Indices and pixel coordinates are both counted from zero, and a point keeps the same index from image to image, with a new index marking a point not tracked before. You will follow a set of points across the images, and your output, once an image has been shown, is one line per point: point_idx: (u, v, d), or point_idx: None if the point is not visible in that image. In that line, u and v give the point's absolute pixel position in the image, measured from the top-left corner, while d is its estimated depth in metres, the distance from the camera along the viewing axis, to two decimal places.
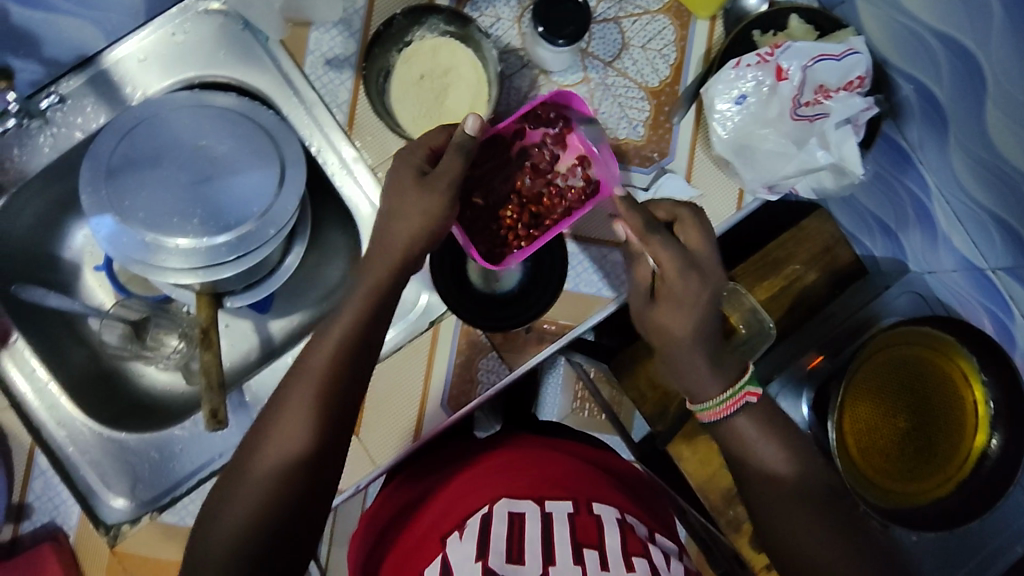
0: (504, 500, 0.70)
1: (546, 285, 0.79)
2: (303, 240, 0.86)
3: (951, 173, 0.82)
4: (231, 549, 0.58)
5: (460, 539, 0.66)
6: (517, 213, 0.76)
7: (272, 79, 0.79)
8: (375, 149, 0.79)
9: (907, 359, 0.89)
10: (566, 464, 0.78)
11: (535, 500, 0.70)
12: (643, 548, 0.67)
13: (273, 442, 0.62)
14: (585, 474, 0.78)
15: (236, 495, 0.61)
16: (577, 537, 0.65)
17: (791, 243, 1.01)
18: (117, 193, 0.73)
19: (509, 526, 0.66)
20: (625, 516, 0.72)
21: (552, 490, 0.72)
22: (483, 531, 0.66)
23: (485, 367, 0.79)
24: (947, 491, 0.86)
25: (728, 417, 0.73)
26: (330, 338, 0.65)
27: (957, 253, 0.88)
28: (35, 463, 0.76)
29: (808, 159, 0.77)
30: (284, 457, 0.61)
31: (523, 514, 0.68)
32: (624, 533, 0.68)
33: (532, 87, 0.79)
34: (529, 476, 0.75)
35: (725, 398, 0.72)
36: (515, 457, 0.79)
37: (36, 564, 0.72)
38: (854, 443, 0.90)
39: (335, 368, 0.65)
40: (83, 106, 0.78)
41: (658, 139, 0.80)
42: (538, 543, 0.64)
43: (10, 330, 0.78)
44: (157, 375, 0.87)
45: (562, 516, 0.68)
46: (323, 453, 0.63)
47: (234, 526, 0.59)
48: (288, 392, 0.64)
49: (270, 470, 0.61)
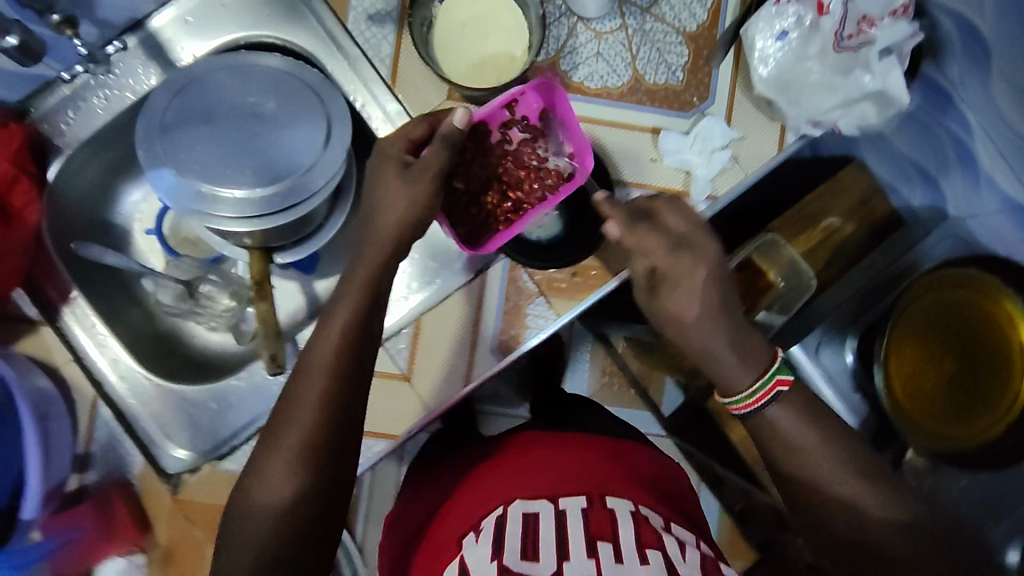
0: (518, 501, 0.70)
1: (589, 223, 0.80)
2: (348, 197, 0.86)
3: (994, 105, 0.88)
4: (283, 489, 0.63)
5: (475, 542, 0.65)
6: (498, 197, 0.76)
7: (315, 38, 0.81)
8: (417, 101, 0.81)
9: (953, 303, 0.89)
10: (590, 464, 0.76)
11: (550, 500, 0.69)
12: (658, 539, 0.63)
13: (302, 405, 0.65)
14: (607, 472, 0.75)
15: (282, 440, 0.65)
16: (589, 531, 0.63)
17: (826, 195, 0.94)
18: (171, 149, 0.74)
19: (522, 528, 0.65)
20: (640, 509, 0.69)
21: (569, 489, 0.71)
22: (497, 533, 0.65)
23: (533, 313, 0.80)
24: (997, 433, 0.85)
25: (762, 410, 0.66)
26: (344, 315, 0.68)
27: (1002, 193, 0.91)
28: (97, 414, 0.78)
29: (854, 90, 0.77)
30: (315, 421, 0.65)
31: (537, 514, 0.66)
32: (637, 525, 0.65)
33: (571, 35, 0.80)
34: (549, 478, 0.73)
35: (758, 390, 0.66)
36: (541, 459, 0.78)
37: (105, 508, 0.75)
38: (900, 387, 0.90)
39: (353, 332, 0.67)
40: (134, 68, 0.80)
41: (697, 82, 0.80)
42: (553, 542, 0.63)
43: (69, 289, 0.80)
44: (208, 335, 0.89)
45: (577, 512, 0.67)
46: (347, 411, 0.67)
47: (283, 468, 0.64)
48: (311, 361, 0.67)
49: (303, 432, 0.65)
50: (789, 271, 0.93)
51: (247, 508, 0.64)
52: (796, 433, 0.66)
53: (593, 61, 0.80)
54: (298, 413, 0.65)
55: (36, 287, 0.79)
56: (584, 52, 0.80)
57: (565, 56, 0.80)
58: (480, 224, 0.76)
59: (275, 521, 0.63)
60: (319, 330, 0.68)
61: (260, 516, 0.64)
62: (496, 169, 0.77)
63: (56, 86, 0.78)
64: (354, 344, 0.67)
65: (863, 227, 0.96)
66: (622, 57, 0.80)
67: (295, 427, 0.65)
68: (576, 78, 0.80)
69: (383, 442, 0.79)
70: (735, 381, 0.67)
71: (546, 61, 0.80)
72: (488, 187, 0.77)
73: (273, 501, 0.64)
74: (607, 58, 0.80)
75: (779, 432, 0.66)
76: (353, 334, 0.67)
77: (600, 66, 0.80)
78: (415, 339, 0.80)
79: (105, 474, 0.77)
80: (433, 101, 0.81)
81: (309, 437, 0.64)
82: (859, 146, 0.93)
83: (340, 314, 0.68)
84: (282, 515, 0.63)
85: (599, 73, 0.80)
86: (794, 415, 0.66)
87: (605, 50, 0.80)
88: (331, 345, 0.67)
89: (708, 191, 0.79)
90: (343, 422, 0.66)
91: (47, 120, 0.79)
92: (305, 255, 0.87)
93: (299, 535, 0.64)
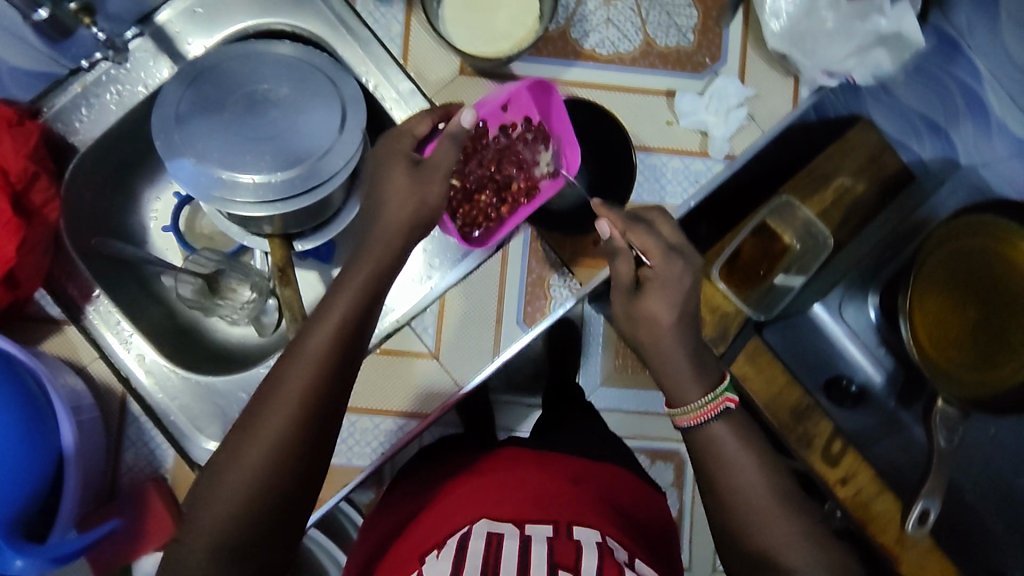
0: (482, 521, 0.71)
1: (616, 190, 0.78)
2: (364, 181, 0.86)
3: (1005, 53, 0.89)
4: (260, 481, 0.59)
5: (437, 555, 0.67)
6: (490, 196, 0.79)
7: (324, 22, 0.80)
8: (430, 79, 0.81)
9: (974, 251, 0.89)
10: (558, 486, 0.79)
11: (515, 523, 0.71)
12: (620, 570, 0.65)
13: (290, 380, 0.61)
14: (574, 496, 0.78)
15: (264, 432, 0.60)
16: (554, 557, 0.65)
17: (836, 155, 0.93)
18: (188, 139, 0.74)
19: (486, 542, 0.67)
20: (606, 539, 0.71)
21: (537, 514, 0.73)
22: (460, 549, 0.67)
23: (557, 284, 0.80)
24: (1016, 381, 0.86)
25: (706, 424, 0.66)
26: (345, 301, 0.64)
27: (1014, 137, 0.94)
28: (126, 409, 0.77)
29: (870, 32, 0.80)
30: (300, 399, 0.60)
31: (501, 534, 0.69)
32: (602, 555, 0.66)
33: (579, 3, 0.80)
34: (512, 498, 0.76)
35: (704, 403, 0.66)
36: (517, 479, 0.81)
37: (141, 503, 0.74)
38: (926, 337, 0.89)
39: (356, 312, 0.64)
40: (145, 62, 0.80)
41: (708, 43, 0.81)
42: (515, 560, 0.65)
43: (91, 287, 0.79)
44: (229, 329, 0.89)
45: (541, 538, 0.69)
46: (338, 393, 0.63)
47: (264, 460, 0.59)
48: (304, 345, 0.63)
49: (286, 410, 0.60)
50: (805, 233, 0.94)
51: (211, 491, 0.59)
52: (734, 456, 0.65)
53: (603, 27, 0.80)
54: (284, 388, 0.61)
55: (58, 285, 0.78)
56: (594, 19, 0.80)
57: (575, 24, 0.80)
58: (473, 219, 0.79)
59: (240, 505, 0.58)
60: (316, 317, 0.64)
61: (223, 498, 0.59)
62: (492, 169, 0.79)
63: (67, 84, 0.78)
64: (356, 319, 0.64)
65: (875, 185, 0.94)
66: (632, 22, 0.81)
67: (279, 404, 0.60)
68: (588, 46, 0.80)
69: (412, 421, 0.78)
70: (686, 393, 0.67)
71: (556, 30, 0.80)
72: (481, 183, 0.79)
73: (240, 485, 0.59)
74: (617, 24, 0.80)
75: (717, 451, 0.65)
76: (357, 309, 0.65)
77: (610, 32, 0.80)
78: (441, 316, 0.79)
79: (138, 467, 0.76)
80: (446, 77, 0.81)
81: (289, 415, 0.60)
82: (865, 104, 0.92)
83: (344, 292, 0.65)
84: (249, 500, 0.59)
85: (610, 39, 0.80)
86: (735, 436, 0.66)
87: (614, 16, 0.81)
88: (332, 319, 0.63)
89: (726, 149, 0.79)
90: (330, 404, 0.62)
91: (60, 119, 0.78)
92: (322, 242, 0.87)
93: (258, 525, 0.59)
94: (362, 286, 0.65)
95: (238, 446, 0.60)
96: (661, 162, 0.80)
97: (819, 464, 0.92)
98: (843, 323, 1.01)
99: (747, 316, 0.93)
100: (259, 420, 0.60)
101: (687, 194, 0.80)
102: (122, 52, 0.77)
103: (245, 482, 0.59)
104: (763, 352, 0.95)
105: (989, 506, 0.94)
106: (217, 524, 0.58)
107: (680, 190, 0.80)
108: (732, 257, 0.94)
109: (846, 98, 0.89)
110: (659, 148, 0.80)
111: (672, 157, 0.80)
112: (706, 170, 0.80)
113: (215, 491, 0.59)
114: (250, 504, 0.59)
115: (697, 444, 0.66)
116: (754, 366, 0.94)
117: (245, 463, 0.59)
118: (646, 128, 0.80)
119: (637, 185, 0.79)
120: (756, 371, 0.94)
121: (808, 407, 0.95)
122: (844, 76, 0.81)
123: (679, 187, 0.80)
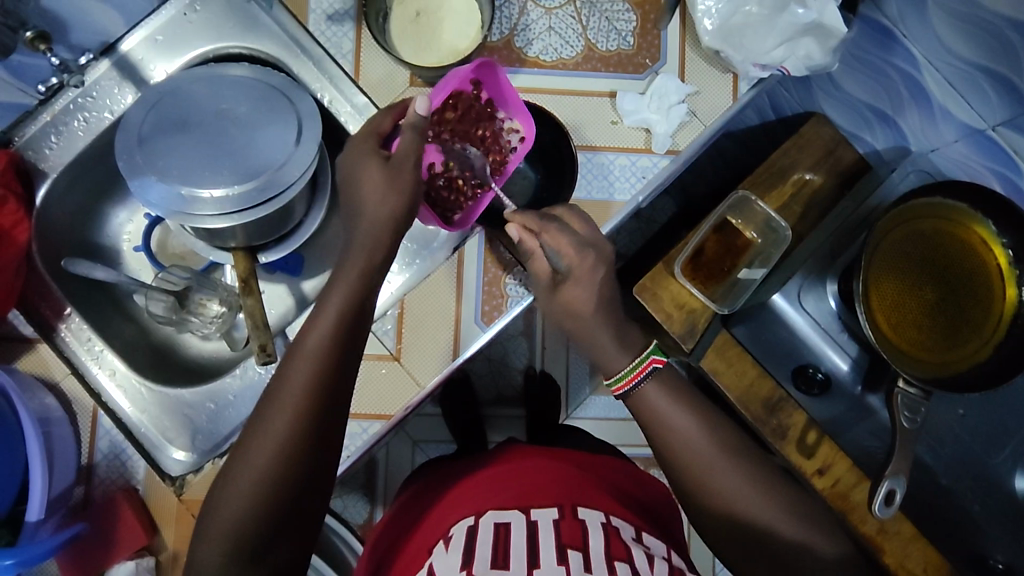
0: (490, 512, 0.66)
1: (561, 184, 0.81)
2: (326, 189, 0.89)
3: (940, 41, 0.89)
4: (258, 487, 0.57)
5: (445, 549, 0.62)
6: (464, 176, 0.79)
7: (280, 44, 0.85)
8: (383, 92, 0.84)
9: (924, 233, 0.88)
10: (550, 470, 0.73)
11: (520, 510, 0.66)
12: (627, 551, 0.61)
13: (289, 383, 0.60)
14: (577, 478, 0.72)
15: (263, 438, 0.58)
16: (560, 538, 0.61)
17: (794, 150, 0.95)
18: (150, 158, 0.77)
19: (494, 536, 0.61)
20: (611, 518, 0.66)
21: (542, 498, 0.68)
22: (469, 539, 0.62)
23: (513, 282, 0.82)
24: (983, 356, 0.84)
25: (637, 387, 0.71)
26: (343, 295, 0.64)
27: (959, 122, 0.93)
28: (98, 423, 0.78)
29: (792, 21, 0.84)
30: (301, 401, 0.59)
31: (508, 524, 0.63)
32: (608, 536, 0.62)
33: (522, 14, 0.85)
34: (514, 488, 0.70)
35: (631, 368, 0.71)
36: (507, 467, 0.75)
37: (111, 513, 0.75)
38: (885, 322, 0.89)
39: (354, 309, 0.63)
40: (111, 90, 0.84)
41: (648, 45, 0.85)
42: (523, 546, 0.60)
43: (63, 305, 0.81)
44: (203, 345, 0.90)
45: (548, 523, 0.63)
46: (339, 390, 0.61)
47: (265, 466, 0.57)
48: (303, 346, 0.61)
49: (287, 412, 0.58)
50: (764, 227, 0.96)
51: (217, 506, 0.58)
52: (669, 411, 0.70)
53: (546, 35, 0.85)
54: (284, 394, 0.59)
55: (31, 306, 0.81)
56: (536, 28, 0.85)
57: (519, 33, 0.84)
58: (453, 206, 0.79)
59: (245, 513, 0.57)
60: (310, 320, 0.63)
61: (233, 508, 0.57)
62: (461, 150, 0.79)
63: (37, 113, 0.82)
64: (352, 316, 0.63)
65: (834, 176, 0.96)
66: (574, 29, 0.85)
67: (280, 412, 0.59)
68: (532, 53, 0.84)
69: (378, 423, 0.78)
70: (615, 362, 0.72)
71: (500, 40, 0.84)
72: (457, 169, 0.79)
73: (244, 496, 0.57)
74: (559, 31, 0.85)
75: (654, 412, 0.70)
76: (351, 306, 0.63)
77: (553, 39, 0.85)
78: (401, 319, 0.81)
79: (111, 480, 0.77)
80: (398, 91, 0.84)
81: (291, 418, 0.58)
82: (816, 99, 0.98)
83: (335, 292, 0.63)
84: (256, 508, 0.57)
85: (553, 46, 0.84)
86: (668, 390, 0.71)
87: (556, 24, 0.85)
88: (325, 322, 0.62)
89: (669, 144, 0.82)
90: (332, 403, 0.60)
91: (31, 147, 0.81)
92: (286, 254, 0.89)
93: (266, 533, 0.57)
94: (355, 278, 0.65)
95: (242, 457, 0.58)
96: (608, 160, 0.82)
97: (795, 456, 0.92)
98: (804, 313, 1.00)
99: (713, 311, 0.92)
100: (260, 427, 0.58)
101: (635, 189, 0.82)
102: (77, 74, 0.81)
103: (253, 489, 0.57)
104: (731, 345, 0.95)
105: (965, 491, 0.93)
106: (227, 533, 0.56)
107: (628, 186, 0.82)
108: (695, 254, 0.94)
109: (798, 94, 0.96)
110: (606, 147, 0.83)
111: (620, 155, 0.83)
112: (653, 166, 0.83)
113: (223, 502, 0.57)
114: (254, 512, 0.57)
115: (635, 408, 0.72)
116: (723, 360, 0.94)
117: (252, 470, 0.57)
118: (591, 128, 0.83)
119: (586, 185, 0.82)
120: (726, 365, 0.94)
121: (781, 399, 0.94)
122: (775, 67, 0.84)
123: (627, 182, 0.82)
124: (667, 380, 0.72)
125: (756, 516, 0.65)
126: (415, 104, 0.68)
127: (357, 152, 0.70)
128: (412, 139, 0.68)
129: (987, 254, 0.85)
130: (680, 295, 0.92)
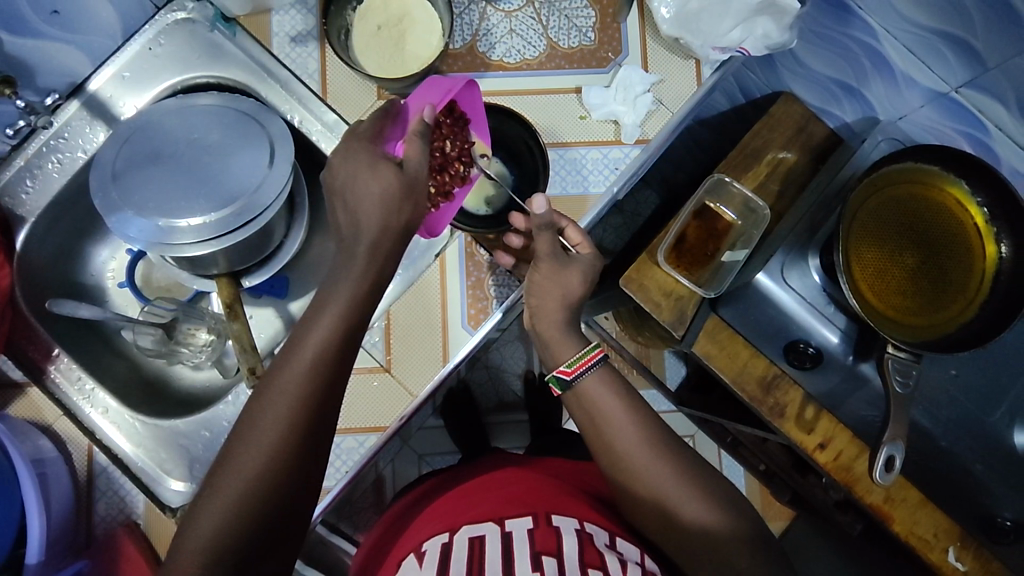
0: (464, 527, 0.65)
1: (532, 168, 0.84)
2: (305, 204, 0.89)
3: (895, 10, 0.88)
4: (240, 509, 0.54)
5: (418, 565, 0.61)
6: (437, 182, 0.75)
7: (247, 70, 0.86)
8: (350, 105, 0.88)
9: (902, 198, 0.87)
10: (531, 481, 0.72)
11: (495, 521, 0.65)
12: (601, 558, 0.60)
13: (274, 401, 0.57)
14: (553, 488, 0.71)
15: (248, 455, 0.55)
16: (534, 546, 0.60)
17: (765, 131, 0.96)
18: (124, 192, 0.77)
19: (469, 552, 0.61)
20: (585, 525, 0.65)
21: (513, 507, 0.66)
22: (444, 557, 0.61)
23: (496, 283, 0.86)
24: (974, 311, 0.84)
25: (582, 377, 0.68)
26: (333, 315, 0.60)
27: (923, 87, 0.94)
28: (95, 461, 0.80)
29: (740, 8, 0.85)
30: (291, 416, 0.57)
31: (484, 537, 0.62)
32: (582, 542, 0.62)
33: (483, 19, 0.90)
34: (491, 499, 0.69)
35: (578, 355, 0.69)
36: (496, 476, 0.75)
37: (116, 553, 0.77)
38: (870, 290, 0.86)
39: (347, 325, 0.61)
40: (82, 129, 0.85)
41: (610, 39, 0.91)
42: (499, 561, 0.59)
43: (51, 347, 0.82)
44: (195, 376, 0.90)
45: (522, 533, 0.62)
46: (328, 407, 0.59)
47: (249, 487, 0.55)
48: (286, 362, 0.59)
49: (275, 432, 0.56)
50: (743, 209, 0.96)
51: (192, 524, 0.54)
52: (607, 403, 0.67)
53: (508, 38, 0.90)
54: (274, 400, 0.57)
55: (19, 349, 0.81)
56: (497, 32, 0.90)
57: (481, 38, 0.90)
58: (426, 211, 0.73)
59: (230, 520, 0.54)
60: (295, 340, 0.60)
61: (216, 517, 0.54)
62: (439, 160, 0.73)
63: (10, 159, 0.82)
64: (348, 324, 0.61)
65: (807, 153, 0.97)
66: (535, 29, 0.90)
67: (266, 429, 0.56)
68: (496, 56, 0.89)
69: (374, 436, 0.81)
70: (565, 352, 0.71)
71: (463, 47, 0.89)
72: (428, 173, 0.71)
73: (227, 515, 0.54)
74: (521, 33, 0.90)
75: (591, 403, 0.67)
76: (350, 321, 0.61)
77: (516, 41, 0.90)
78: (388, 330, 0.82)
79: (111, 517, 0.79)
80: (364, 103, 0.88)
81: (279, 433, 0.56)
82: (783, 79, 1.00)
83: (323, 314, 0.60)
84: (235, 527, 0.54)
85: (516, 47, 0.90)
86: (609, 384, 0.68)
87: (517, 26, 0.90)
88: (316, 338, 0.60)
89: (637, 133, 0.88)
90: (320, 418, 0.59)
91: (7, 193, 0.82)
92: (269, 277, 0.89)
93: (251, 552, 0.55)
94: (330, 297, 0.62)
95: (223, 474, 0.55)
96: (580, 155, 0.88)
97: (796, 433, 0.90)
98: (790, 290, 0.90)
99: (700, 297, 0.92)
100: (247, 434, 0.56)
101: (609, 180, 0.88)
102: (44, 115, 0.82)
103: (238, 498, 0.54)
104: (723, 329, 0.93)
105: None
106: (207, 542, 0.53)
107: (600, 179, 0.88)
108: (677, 241, 0.95)
109: (765, 75, 0.98)
110: (577, 142, 0.88)
111: (591, 148, 0.88)
112: (624, 157, 0.88)
113: (206, 510, 0.54)
114: (239, 520, 0.54)
115: (574, 408, 0.69)
116: (716, 345, 0.93)
117: (240, 476, 0.55)
118: (559, 124, 0.89)
119: (561, 178, 0.87)
120: (719, 349, 0.93)
121: (777, 375, 0.92)
122: (734, 48, 0.87)
123: (601, 175, 0.88)
124: (610, 376, 0.69)
125: (723, 526, 0.61)
126: (421, 113, 0.68)
127: (354, 158, 0.66)
128: (419, 146, 0.68)
129: (962, 213, 0.86)
130: (668, 282, 0.91)
